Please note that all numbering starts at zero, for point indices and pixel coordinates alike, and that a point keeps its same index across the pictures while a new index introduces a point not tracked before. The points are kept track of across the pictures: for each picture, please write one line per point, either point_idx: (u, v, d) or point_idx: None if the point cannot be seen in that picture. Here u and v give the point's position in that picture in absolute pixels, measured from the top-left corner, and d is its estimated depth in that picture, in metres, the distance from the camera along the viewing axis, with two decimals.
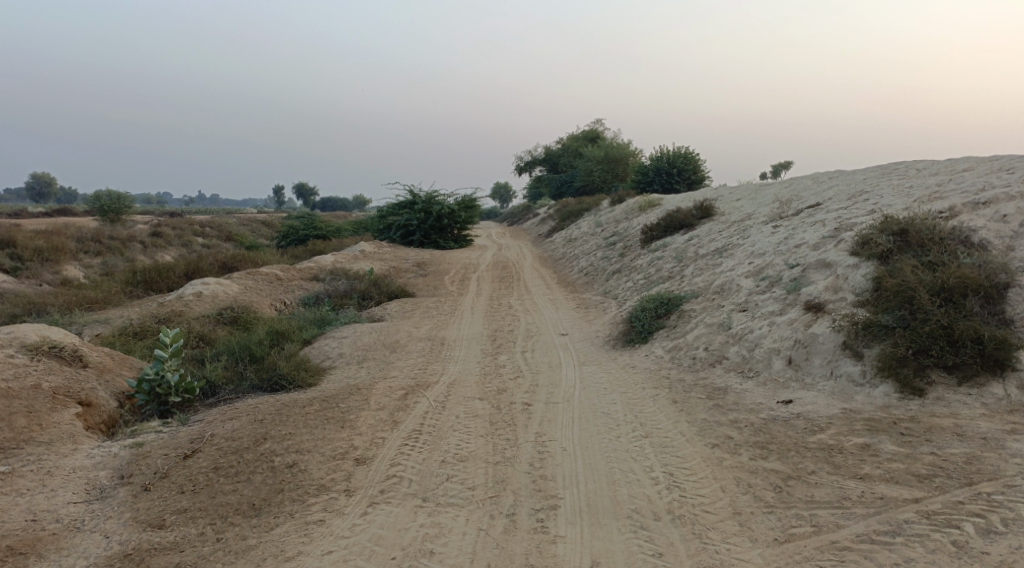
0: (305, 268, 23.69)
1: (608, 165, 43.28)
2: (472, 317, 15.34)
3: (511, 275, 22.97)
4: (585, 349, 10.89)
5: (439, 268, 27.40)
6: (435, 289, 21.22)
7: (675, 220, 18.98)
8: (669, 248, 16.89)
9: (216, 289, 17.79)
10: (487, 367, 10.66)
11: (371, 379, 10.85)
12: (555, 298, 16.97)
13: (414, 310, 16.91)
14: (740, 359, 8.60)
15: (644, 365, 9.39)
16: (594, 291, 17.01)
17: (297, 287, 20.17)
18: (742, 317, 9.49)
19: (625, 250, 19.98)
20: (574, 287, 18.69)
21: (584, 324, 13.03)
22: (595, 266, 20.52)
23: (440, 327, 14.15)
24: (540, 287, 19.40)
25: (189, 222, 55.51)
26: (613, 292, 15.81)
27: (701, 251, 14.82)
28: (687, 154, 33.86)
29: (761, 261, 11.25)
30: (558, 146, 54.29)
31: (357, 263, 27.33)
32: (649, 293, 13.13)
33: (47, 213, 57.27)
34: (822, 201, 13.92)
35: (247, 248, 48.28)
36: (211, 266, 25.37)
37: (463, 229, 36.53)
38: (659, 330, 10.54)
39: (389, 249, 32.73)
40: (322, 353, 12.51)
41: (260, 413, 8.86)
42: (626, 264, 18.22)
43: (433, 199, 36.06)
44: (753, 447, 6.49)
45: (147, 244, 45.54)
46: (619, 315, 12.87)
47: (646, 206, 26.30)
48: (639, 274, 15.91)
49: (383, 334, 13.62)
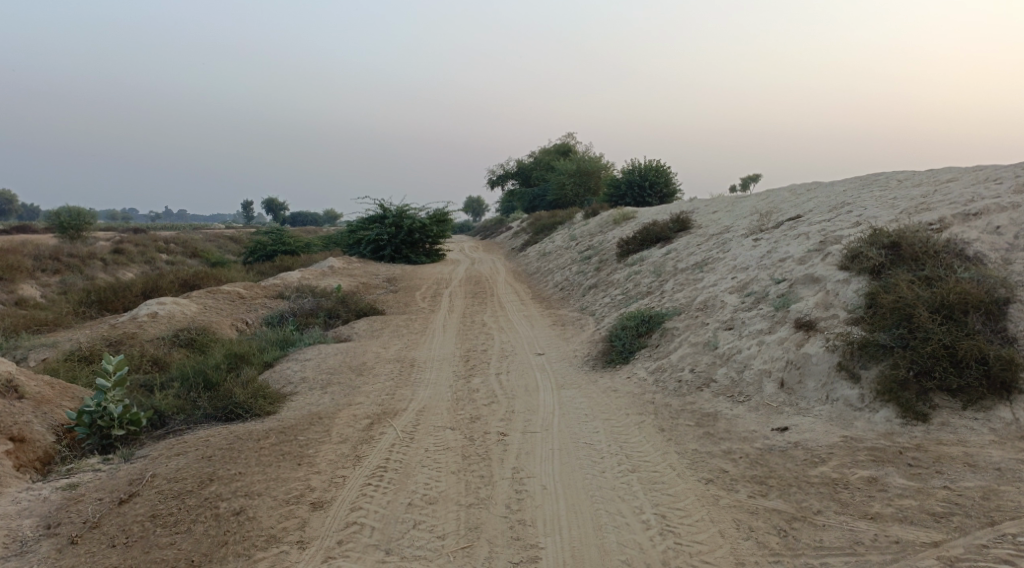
0: (270, 286, 22.92)
1: (580, 178, 42.91)
2: (443, 336, 14.70)
3: (484, 291, 22.36)
4: (562, 371, 10.29)
5: (409, 284, 26.72)
6: (405, 307, 20.54)
7: (651, 233, 18.51)
8: (646, 263, 16.37)
9: (174, 310, 16.99)
10: (458, 391, 10.02)
11: (334, 406, 10.18)
12: (530, 316, 16.37)
13: (382, 329, 16.24)
14: (729, 383, 8.05)
15: (626, 388, 8.81)
16: (570, 308, 16.43)
17: (261, 306, 19.42)
18: (729, 336, 8.95)
19: (600, 265, 19.46)
20: (549, 303, 18.11)
21: (560, 343, 12.44)
22: (570, 281, 19.96)
23: (410, 348, 13.49)
24: (514, 304, 18.80)
25: (154, 238, 54.26)
26: (590, 308, 15.24)
27: (680, 266, 14.31)
28: (660, 167, 33.57)
29: (745, 276, 10.73)
30: (530, 159, 53.90)
31: (325, 279, 26.60)
32: (628, 310, 12.57)
33: (7, 231, 55.76)
34: (804, 213, 13.47)
35: (214, 264, 47.22)
36: (172, 284, 24.49)
37: (435, 244, 35.86)
38: (641, 351, 9.97)
39: (358, 265, 31.99)
40: (284, 378, 11.82)
41: (211, 449, 8.19)
42: (603, 279, 17.67)
43: (404, 214, 35.37)
44: (751, 482, 6.00)
45: (110, 261, 44.36)
46: (597, 334, 12.30)
47: (620, 219, 25.87)
48: (617, 289, 15.38)
49: (348, 355, 12.94)
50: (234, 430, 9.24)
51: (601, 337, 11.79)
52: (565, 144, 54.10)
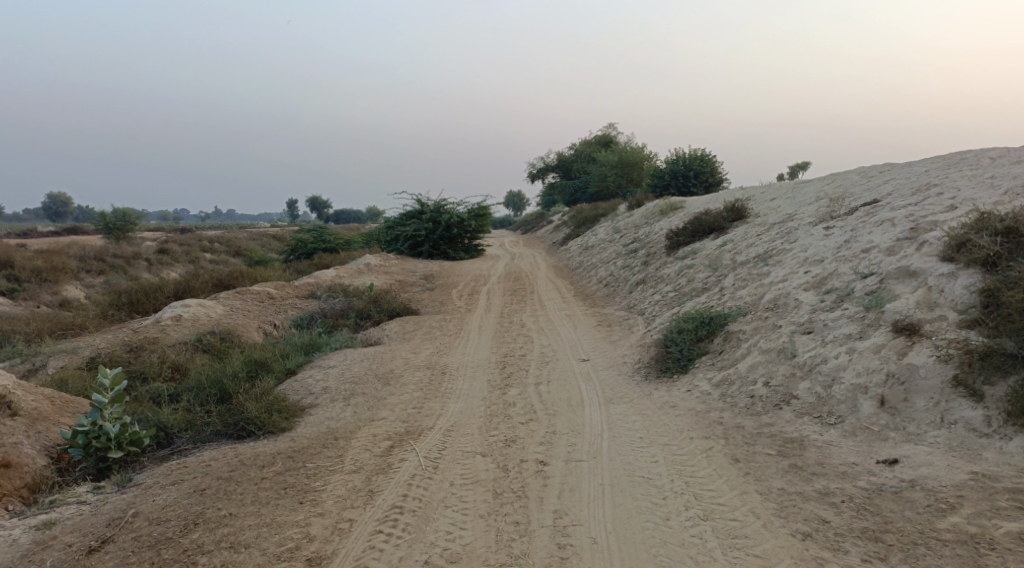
0: (302, 285, 21.97)
1: (622, 169, 41.43)
2: (479, 338, 13.53)
3: (524, 288, 21.19)
4: (611, 382, 9.02)
5: (447, 281, 25.64)
6: (441, 306, 19.43)
7: (704, 223, 17.10)
8: (699, 256, 14.96)
9: (197, 312, 16.06)
10: (493, 405, 8.83)
11: (358, 421, 9.12)
12: (572, 315, 15.10)
13: (416, 331, 15.16)
14: (814, 400, 6.73)
15: (688, 404, 7.53)
16: (616, 306, 15.10)
17: (290, 307, 18.48)
18: (808, 341, 7.61)
19: (648, 258, 18.12)
20: (594, 300, 16.79)
21: (606, 347, 11.15)
22: (615, 276, 18.62)
23: (442, 353, 12.34)
24: (556, 301, 17.56)
25: (195, 237, 54.00)
26: (638, 307, 13.90)
27: (740, 258, 12.89)
28: (707, 156, 32.03)
29: (821, 270, 9.32)
30: (570, 151, 52.49)
31: (361, 277, 25.66)
32: (683, 309, 11.21)
33: (56, 232, 56.13)
34: (882, 198, 11.98)
35: (254, 263, 46.69)
36: (204, 285, 23.68)
37: (474, 239, 34.74)
38: (702, 358, 8.65)
39: (395, 261, 31.01)
40: (306, 386, 10.78)
41: (211, 478, 7.08)
42: (651, 274, 16.30)
43: (442, 208, 34.30)
44: (863, 540, 5.01)
45: (151, 261, 44.07)
46: (648, 336, 10.98)
47: (666, 208, 24.45)
48: (668, 285, 14.05)
49: (376, 362, 11.85)
50: (242, 453, 8.16)
51: (653, 340, 10.47)
52: (606, 134, 52.56)
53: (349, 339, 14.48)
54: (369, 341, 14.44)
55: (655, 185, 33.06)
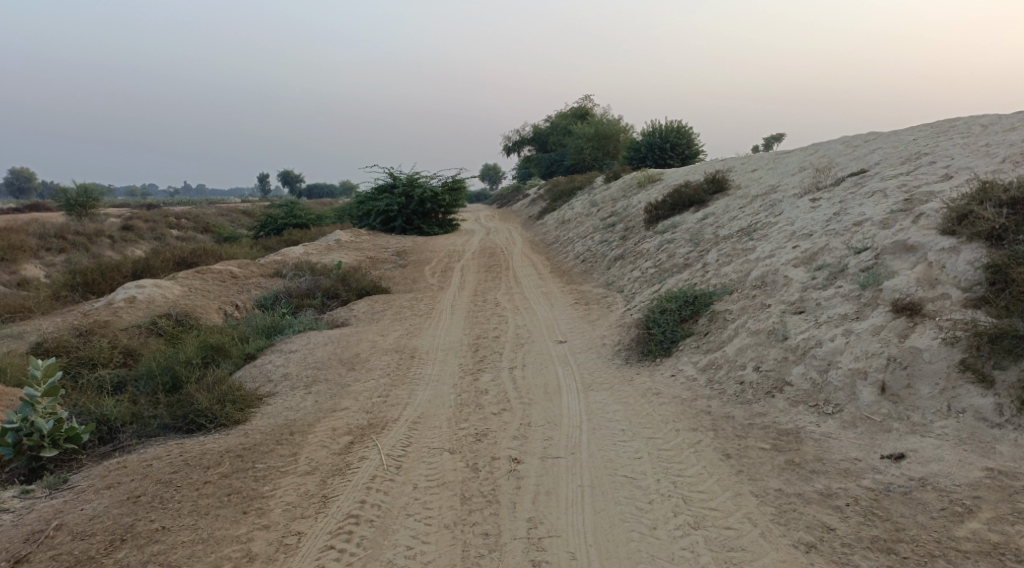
0: (269, 263, 21.17)
1: (597, 142, 40.76)
2: (451, 319, 12.90)
3: (499, 264, 20.57)
4: (590, 367, 8.44)
5: (419, 258, 24.94)
6: (412, 284, 18.76)
7: (683, 196, 16.52)
8: (680, 230, 14.40)
9: (153, 293, 15.26)
10: (463, 394, 8.23)
11: (317, 412, 8.46)
12: (549, 293, 14.51)
13: (385, 311, 14.49)
14: (809, 387, 6.21)
15: (672, 392, 6.96)
16: (593, 284, 14.51)
17: (254, 286, 17.73)
18: (800, 322, 7.06)
19: (626, 233, 17.55)
20: (571, 278, 16.18)
21: (584, 328, 10.57)
22: (592, 252, 18.03)
23: (411, 335, 11.69)
24: (532, 278, 16.94)
25: (163, 213, 52.69)
26: (616, 285, 13.32)
27: (722, 233, 12.34)
28: (683, 127, 31.45)
29: (811, 245, 8.77)
30: (546, 124, 51.66)
31: (330, 255, 24.88)
32: (665, 287, 10.64)
33: (20, 210, 54.54)
34: (870, 169, 11.46)
35: (224, 240, 45.60)
36: (166, 263, 22.80)
37: (447, 213, 33.96)
38: (686, 341, 8.09)
39: (367, 237, 30.23)
40: (265, 373, 10.13)
41: (148, 484, 6.37)
42: (630, 249, 15.73)
43: (415, 182, 33.46)
44: (874, 551, 4.64)
45: (117, 239, 42.85)
46: (629, 316, 10.40)
47: (644, 181, 23.87)
48: (647, 261, 13.49)
49: (341, 345, 11.18)
50: (186, 449, 7.41)
51: (634, 320, 9.91)
52: (582, 107, 51.78)
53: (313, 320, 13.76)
54: (333, 322, 13.72)
55: (630, 158, 32.46)
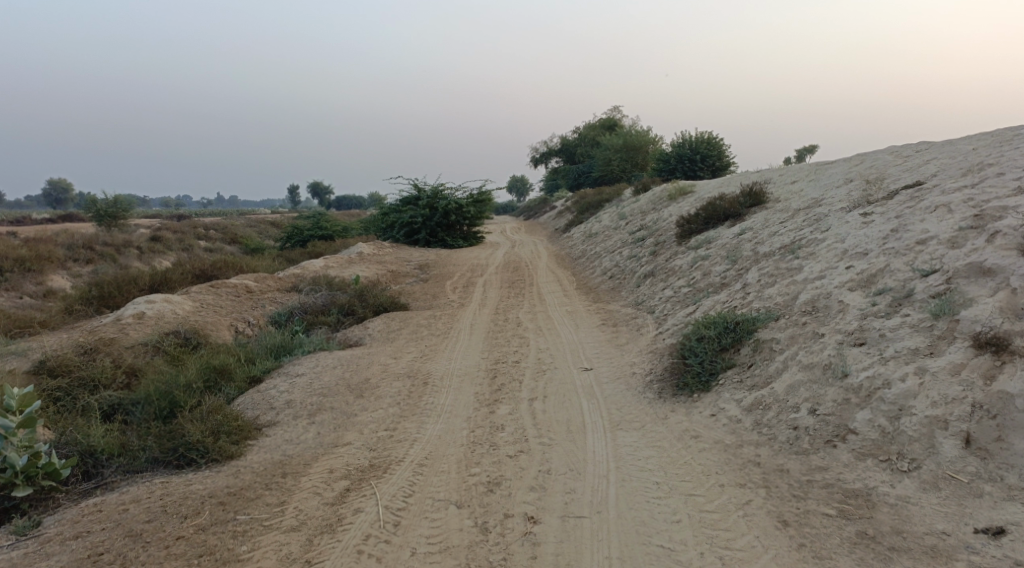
0: (287, 277, 20.56)
1: (626, 153, 39.84)
2: (470, 340, 12.11)
3: (523, 279, 19.78)
4: (618, 402, 7.61)
5: (442, 272, 24.23)
6: (433, 300, 18.03)
7: (718, 209, 15.63)
8: (715, 246, 13.54)
9: (163, 308, 14.63)
10: (475, 429, 7.42)
11: (317, 446, 7.71)
12: (574, 311, 13.70)
13: (402, 330, 13.75)
14: (879, 436, 5.58)
15: (714, 435, 6.21)
16: (622, 303, 13.64)
17: (269, 302, 17.10)
18: (860, 355, 6.23)
19: (657, 247, 16.67)
20: (598, 295, 15.32)
21: (612, 353, 9.73)
22: (621, 268, 17.16)
23: (426, 358, 10.92)
24: (557, 296, 16.12)
25: (192, 224, 52.61)
26: (647, 304, 12.45)
27: (761, 249, 11.44)
28: (714, 138, 30.47)
29: (867, 266, 7.90)
30: (574, 135, 50.83)
31: (352, 268, 24.24)
32: (701, 310, 9.76)
33: (51, 220, 54.77)
34: (926, 182, 10.56)
35: (251, 251, 45.28)
36: (183, 276, 22.23)
37: (473, 226, 33.26)
38: (727, 373, 7.24)
39: (390, 250, 29.60)
40: (268, 399, 9.44)
41: (116, 538, 5.71)
42: (661, 266, 14.85)
43: (439, 194, 32.81)
44: None
45: (143, 249, 42.66)
46: (661, 341, 9.52)
47: (675, 192, 23.00)
48: (680, 279, 12.64)
49: (352, 368, 10.47)
50: (169, 491, 6.61)
51: (667, 346, 9.06)
52: (610, 117, 50.93)
53: (324, 339, 13.05)
54: (346, 341, 13.02)
55: (660, 170, 31.54)
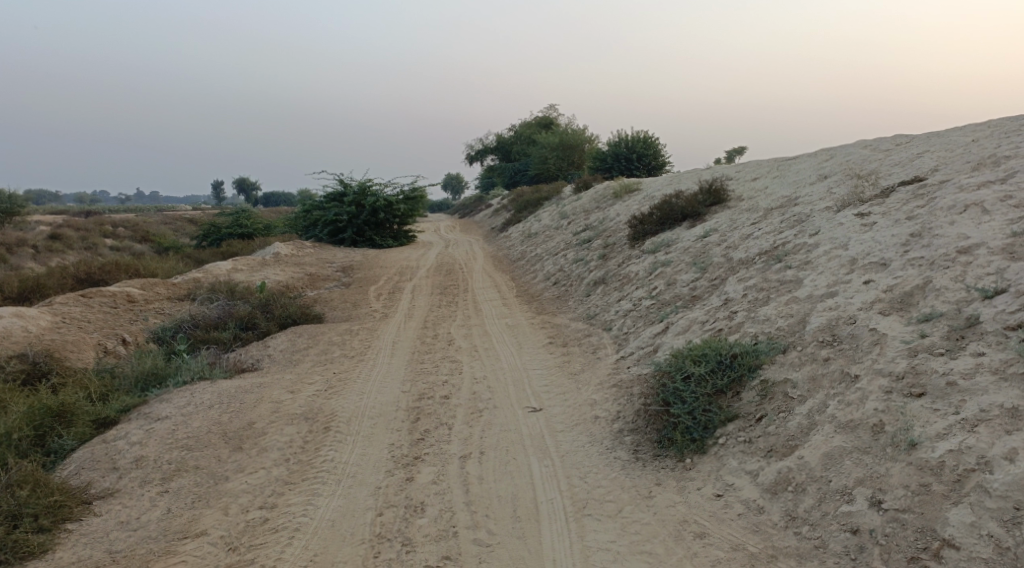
0: (186, 282, 18.04)
1: (562, 151, 38.16)
2: (389, 364, 9.99)
3: (457, 285, 17.81)
4: (579, 468, 5.81)
5: (366, 275, 22.02)
6: (352, 310, 15.85)
7: (675, 209, 13.92)
8: (675, 251, 11.84)
9: (14, 324, 12.11)
10: (384, 510, 5.59)
11: (152, 554, 5.78)
12: (516, 326, 11.80)
13: (310, 350, 11.55)
14: (992, 554, 4.19)
15: (729, 535, 4.90)
16: (570, 316, 11.74)
17: (154, 314, 14.72)
18: (925, 412, 4.86)
19: (606, 249, 14.93)
20: (542, 306, 13.37)
21: (566, 386, 7.84)
22: (566, 273, 15.26)
23: (333, 390, 8.78)
24: (495, 306, 14.11)
25: (100, 221, 48.78)
26: (601, 319, 10.60)
27: (733, 256, 9.72)
28: (651, 137, 28.95)
29: (896, 281, 6.17)
30: (509, 132, 49.01)
31: (264, 272, 21.82)
32: (675, 334, 7.94)
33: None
34: (928, 177, 8.95)
35: (167, 249, 42.03)
36: (66, 283, 19.50)
37: (403, 224, 31.01)
38: (728, 429, 5.56)
39: (311, 250, 27.17)
40: (111, 455, 7.44)
41: None
42: (613, 272, 13.03)
43: (366, 190, 30.41)
44: None
45: (44, 248, 39.10)
46: (629, 373, 7.65)
47: (621, 191, 21.35)
48: (639, 290, 10.89)
49: (237, 407, 8.26)
50: None
51: (640, 381, 7.18)
52: (546, 116, 49.25)
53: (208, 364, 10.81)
54: (235, 366, 10.79)
55: (596, 169, 29.88)
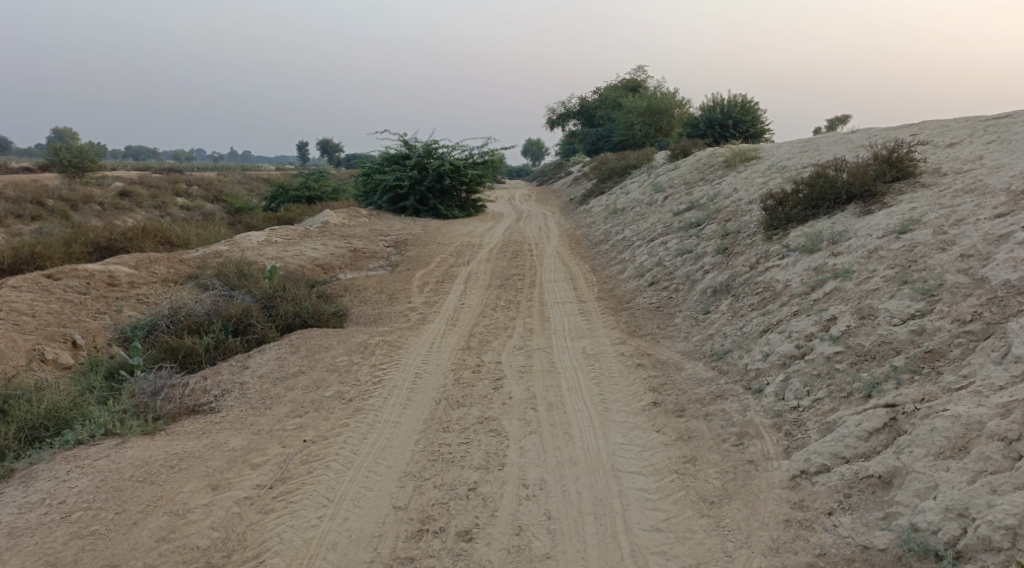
0: (196, 258, 14.67)
1: (650, 117, 33.57)
2: (397, 426, 6.26)
3: (523, 275, 14.01)
4: None
5: (419, 254, 18.43)
6: (387, 306, 12.27)
7: (835, 185, 9.70)
8: (852, 254, 7.72)
9: None
10: None
11: None
12: (601, 356, 7.95)
13: (297, 381, 7.86)
14: None
15: None
16: (681, 348, 7.75)
17: (133, 303, 11.37)
18: None
19: (728, 239, 10.83)
20: (637, 321, 9.39)
21: (709, 560, 4.41)
22: (669, 271, 11.18)
23: (284, 491, 5.07)
24: (569, 315, 10.22)
25: (173, 178, 46.54)
26: (738, 365, 6.64)
27: (988, 278, 5.71)
28: (752, 101, 24.27)
29: None
30: (594, 95, 44.42)
31: (302, 246, 18.39)
32: (932, 467, 4.33)
33: (27, 169, 48.98)
34: None
35: (233, 212, 39.26)
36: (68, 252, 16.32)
37: (471, 193, 27.23)
38: None
39: (365, 221, 23.58)
40: None
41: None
42: (744, 276, 9.00)
43: (432, 152, 26.64)
44: None
45: (108, 206, 36.63)
46: (850, 551, 4.24)
47: (734, 159, 17.08)
48: (801, 316, 6.86)
49: (96, 530, 4.78)
50: None
51: None
52: (634, 79, 44.45)
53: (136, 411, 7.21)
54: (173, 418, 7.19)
55: (685, 137, 25.38)
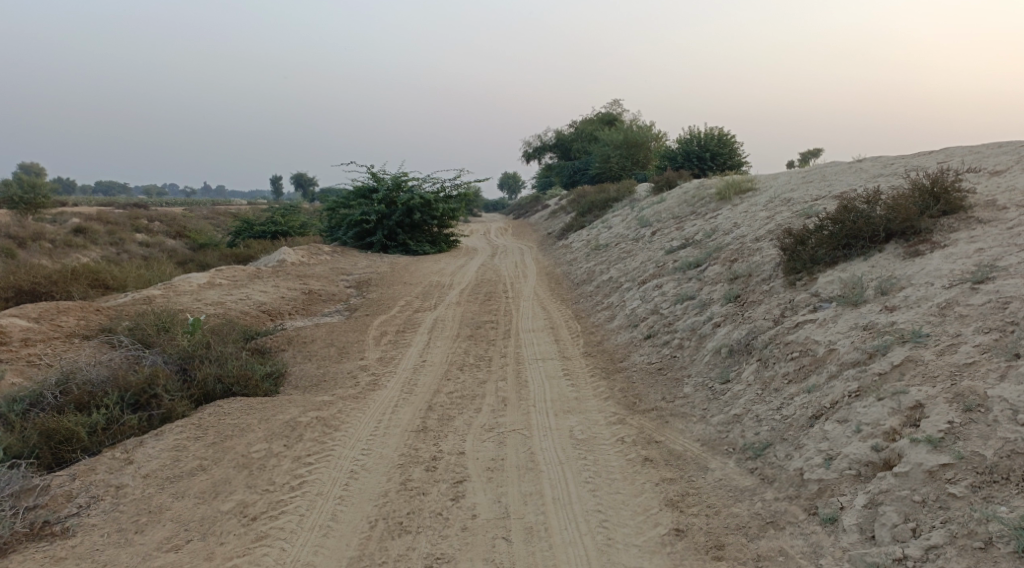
0: (118, 306, 12.64)
1: (627, 150, 32.11)
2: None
3: (497, 323, 12.16)
4: None
5: (382, 297, 16.51)
6: (335, 363, 10.33)
7: (870, 219, 7.93)
8: (915, 313, 5.99)
9: None
10: None
11: None
12: (593, 443, 6.08)
13: (190, 484, 5.79)
14: None
15: None
16: (699, 436, 5.81)
17: (24, 368, 9.35)
18: None
19: (737, 283, 9.08)
20: (636, 390, 7.48)
21: None
22: (669, 322, 9.34)
23: None
24: (551, 377, 8.36)
25: (134, 215, 44.16)
26: (789, 472, 4.91)
27: None
28: (729, 133, 22.84)
29: None
30: (569, 129, 43.01)
31: (249, 289, 16.38)
32: None
33: None
34: None
35: (195, 247, 36.91)
36: None
37: (443, 228, 25.37)
38: None
39: (326, 258, 21.59)
40: None
41: None
42: (766, 333, 7.19)
43: (400, 185, 24.79)
44: None
45: (61, 244, 34.21)
46: None
47: (727, 191, 15.42)
48: (866, 399, 5.05)
49: None
50: None
51: None
52: (609, 112, 43.18)
53: None
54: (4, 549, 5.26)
55: (665, 169, 23.82)
